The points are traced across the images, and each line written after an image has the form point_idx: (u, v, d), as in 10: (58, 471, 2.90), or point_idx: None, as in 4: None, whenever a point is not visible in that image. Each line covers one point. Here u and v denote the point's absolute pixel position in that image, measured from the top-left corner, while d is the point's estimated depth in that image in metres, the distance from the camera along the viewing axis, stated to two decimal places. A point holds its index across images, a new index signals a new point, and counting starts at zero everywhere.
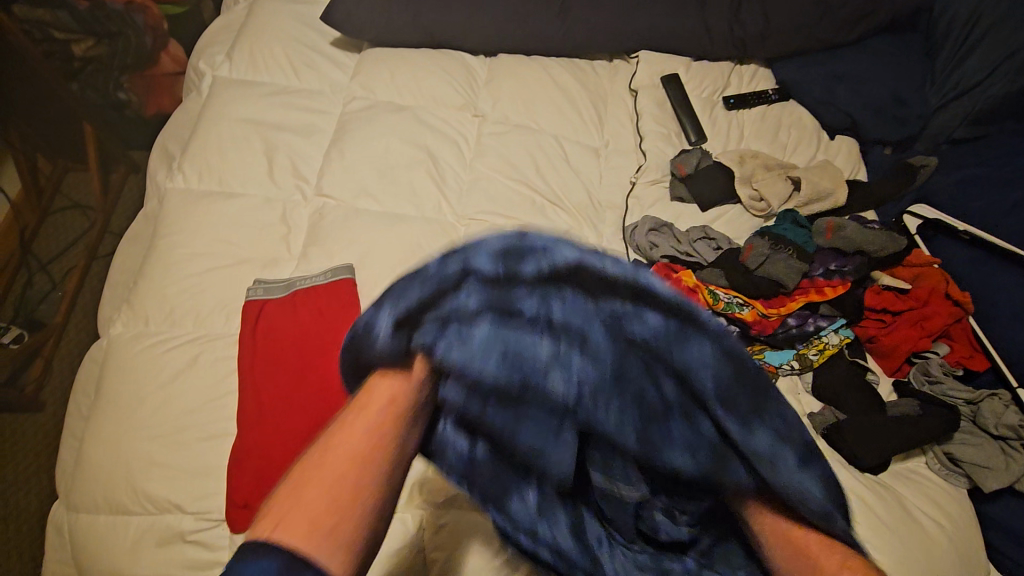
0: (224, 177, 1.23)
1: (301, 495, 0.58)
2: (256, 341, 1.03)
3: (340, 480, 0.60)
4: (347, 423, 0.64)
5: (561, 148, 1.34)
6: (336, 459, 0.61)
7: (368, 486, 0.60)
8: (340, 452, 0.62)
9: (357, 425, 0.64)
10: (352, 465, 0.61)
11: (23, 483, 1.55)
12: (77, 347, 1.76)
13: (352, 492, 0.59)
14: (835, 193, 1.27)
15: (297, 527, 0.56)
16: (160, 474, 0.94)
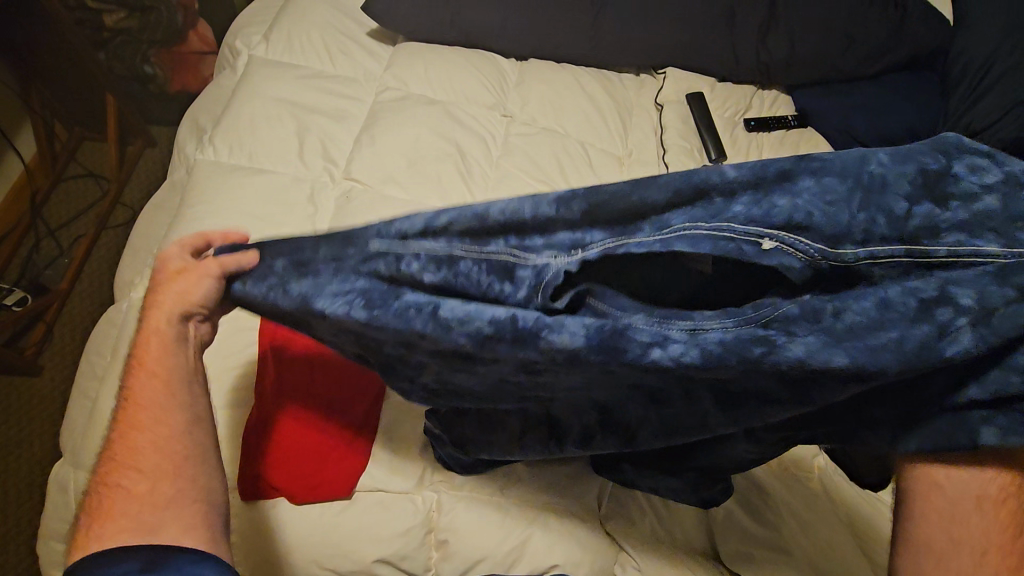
0: (254, 153, 1.25)
1: (126, 484, 0.63)
2: None
3: (151, 442, 0.65)
4: (142, 390, 0.67)
5: (586, 153, 1.37)
6: (142, 427, 0.66)
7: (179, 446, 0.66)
8: (140, 415, 0.66)
9: (139, 384, 0.67)
10: (161, 437, 0.66)
11: (15, 447, 1.53)
12: (80, 315, 1.74)
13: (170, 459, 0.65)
14: None
15: (122, 512, 0.62)
16: None
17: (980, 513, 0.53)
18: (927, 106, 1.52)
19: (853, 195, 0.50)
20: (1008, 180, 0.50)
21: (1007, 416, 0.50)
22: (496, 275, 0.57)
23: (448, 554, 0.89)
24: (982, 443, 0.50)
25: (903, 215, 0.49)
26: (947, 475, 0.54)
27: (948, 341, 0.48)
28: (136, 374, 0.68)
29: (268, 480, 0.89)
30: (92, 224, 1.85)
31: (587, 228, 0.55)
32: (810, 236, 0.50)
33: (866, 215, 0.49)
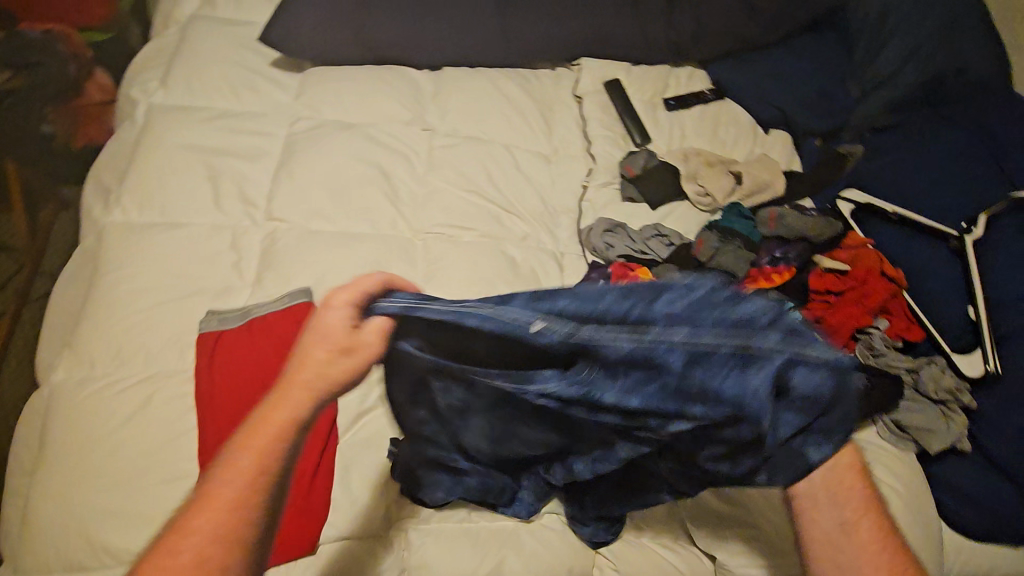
0: (167, 208, 1.19)
1: (194, 536, 0.57)
2: (214, 376, 0.99)
3: (239, 494, 0.59)
4: (249, 433, 0.62)
5: (512, 157, 1.36)
6: (238, 474, 0.60)
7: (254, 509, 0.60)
8: (238, 461, 0.60)
9: (259, 432, 0.62)
10: (240, 491, 0.60)
11: None
12: (11, 401, 1.64)
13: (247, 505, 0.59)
14: (773, 183, 1.34)
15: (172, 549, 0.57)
16: (119, 522, 0.89)
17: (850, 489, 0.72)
18: (835, 62, 1.56)
19: (605, 294, 0.63)
20: (700, 290, 0.63)
21: (801, 427, 0.66)
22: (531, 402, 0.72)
23: None
24: (786, 434, 0.65)
25: (646, 310, 0.62)
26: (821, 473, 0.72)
27: (721, 396, 0.61)
28: (244, 435, 0.62)
29: None
30: (9, 302, 1.74)
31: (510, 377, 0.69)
32: (560, 320, 0.61)
33: (611, 304, 0.62)
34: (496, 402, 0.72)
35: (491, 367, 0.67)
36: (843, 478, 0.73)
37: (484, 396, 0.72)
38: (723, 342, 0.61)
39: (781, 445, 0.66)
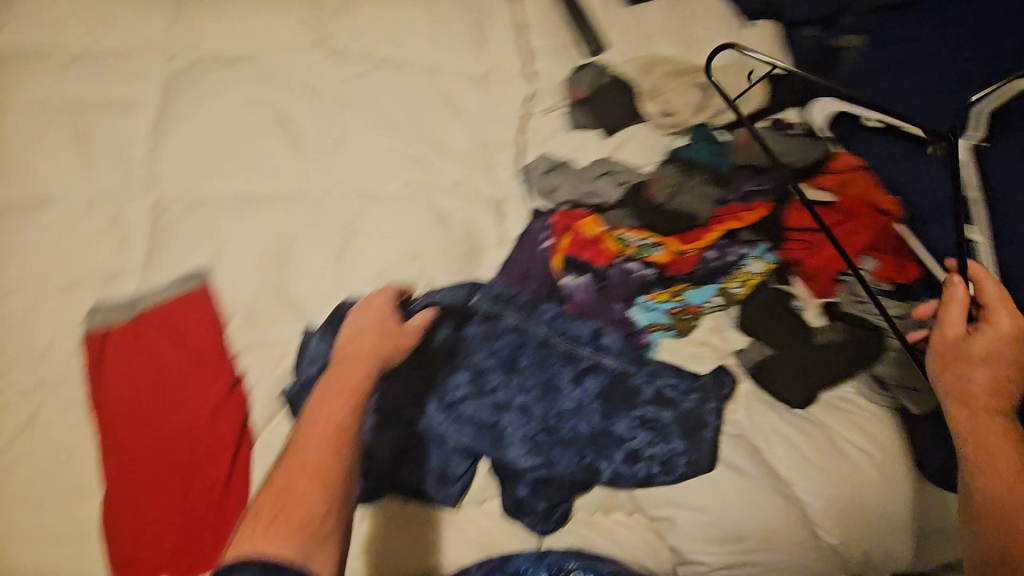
0: (26, 178, 0.99)
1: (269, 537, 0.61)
2: (111, 382, 0.88)
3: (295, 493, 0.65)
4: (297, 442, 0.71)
5: (438, 83, 1.13)
6: (309, 462, 0.68)
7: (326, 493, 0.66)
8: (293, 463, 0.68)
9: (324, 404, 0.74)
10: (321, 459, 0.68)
11: None
12: None
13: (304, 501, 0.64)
14: (752, 93, 1.09)
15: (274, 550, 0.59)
16: (17, 543, 0.83)
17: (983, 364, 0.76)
18: None
19: (552, 322, 0.93)
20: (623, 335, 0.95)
21: (696, 444, 0.85)
22: (500, 376, 0.88)
23: None
24: (665, 418, 0.88)
25: (577, 373, 0.90)
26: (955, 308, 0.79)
27: (626, 409, 0.88)
28: (307, 429, 0.72)
29: (144, 570, 0.80)
30: None
31: (482, 336, 0.91)
32: (512, 309, 0.93)
33: (554, 325, 0.93)
34: (481, 365, 0.89)
35: (534, 327, 0.92)
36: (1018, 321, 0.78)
37: (468, 349, 0.90)
38: (650, 401, 0.89)
39: (692, 435, 0.86)
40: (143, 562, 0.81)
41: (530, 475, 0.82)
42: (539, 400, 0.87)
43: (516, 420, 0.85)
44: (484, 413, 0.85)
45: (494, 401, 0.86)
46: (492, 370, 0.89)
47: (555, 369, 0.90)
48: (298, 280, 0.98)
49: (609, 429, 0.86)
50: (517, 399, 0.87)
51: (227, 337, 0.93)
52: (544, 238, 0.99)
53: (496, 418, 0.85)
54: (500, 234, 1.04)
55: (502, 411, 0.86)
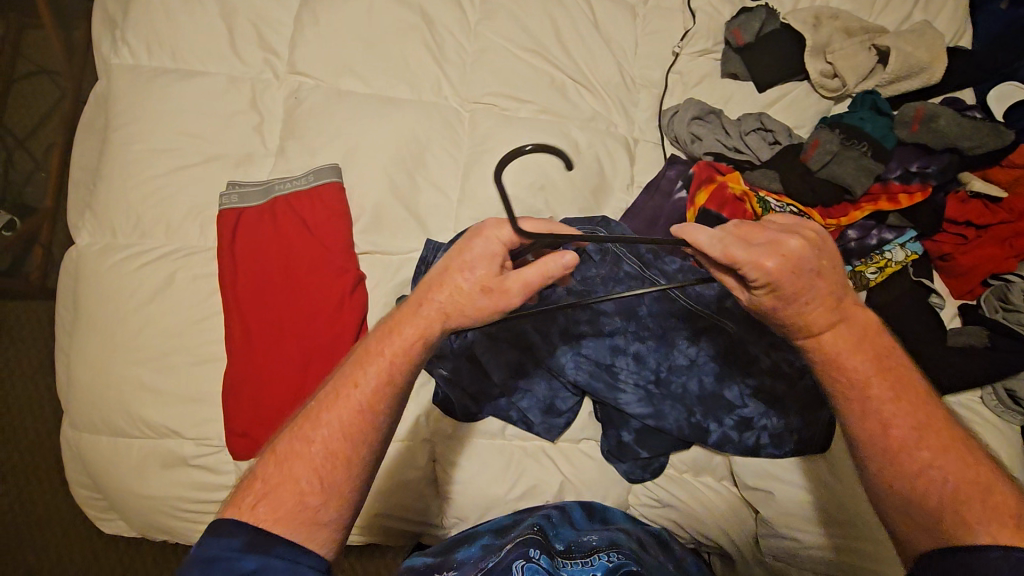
0: (178, 50, 1.01)
1: (278, 508, 0.59)
2: (240, 260, 0.91)
3: (317, 467, 0.61)
4: (344, 393, 0.64)
5: (588, 6, 1.06)
6: (348, 427, 0.62)
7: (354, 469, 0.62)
8: (332, 419, 0.62)
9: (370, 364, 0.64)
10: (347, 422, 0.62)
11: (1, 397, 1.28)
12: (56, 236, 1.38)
13: (331, 467, 0.61)
14: (931, 67, 0.99)
15: (287, 520, 0.58)
16: (152, 397, 0.89)
17: (851, 339, 0.63)
18: None
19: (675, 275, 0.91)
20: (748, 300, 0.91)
21: (811, 422, 0.82)
22: (617, 320, 0.88)
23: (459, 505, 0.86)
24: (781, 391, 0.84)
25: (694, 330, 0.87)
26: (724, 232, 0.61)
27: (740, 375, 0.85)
28: (352, 381, 0.64)
29: (257, 438, 0.86)
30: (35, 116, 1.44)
31: (604, 278, 0.91)
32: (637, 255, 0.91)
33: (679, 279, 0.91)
34: (600, 306, 0.88)
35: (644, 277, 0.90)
36: (794, 270, 0.59)
37: (589, 288, 0.90)
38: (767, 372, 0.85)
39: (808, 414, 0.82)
40: (258, 435, 0.86)
41: (636, 423, 0.83)
42: (653, 350, 0.86)
43: (629, 365, 0.85)
44: (597, 354, 0.86)
45: (609, 344, 0.86)
46: (609, 313, 0.88)
47: (672, 324, 0.87)
48: (424, 193, 0.98)
49: (719, 394, 0.84)
50: (631, 346, 0.86)
51: (352, 237, 0.94)
52: (681, 188, 0.97)
53: (608, 360, 0.86)
54: (631, 177, 1.03)
55: (615, 354, 0.86)
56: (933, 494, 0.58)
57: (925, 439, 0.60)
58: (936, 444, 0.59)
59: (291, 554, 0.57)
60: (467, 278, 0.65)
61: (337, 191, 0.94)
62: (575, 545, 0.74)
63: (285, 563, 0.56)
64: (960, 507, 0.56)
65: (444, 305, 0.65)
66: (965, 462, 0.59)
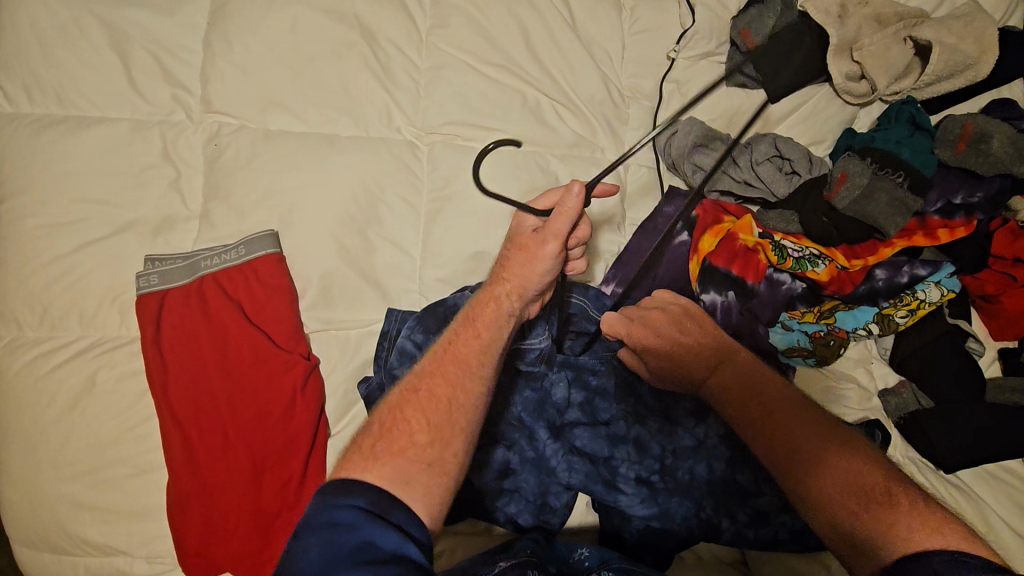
0: (68, 93, 0.82)
1: (391, 450, 0.56)
2: (168, 356, 0.77)
3: (427, 412, 0.60)
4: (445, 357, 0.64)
5: (563, 2, 0.87)
6: (466, 388, 0.62)
7: (455, 414, 0.60)
8: (451, 375, 0.62)
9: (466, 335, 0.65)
10: (440, 410, 0.60)
11: None
12: None
13: (448, 423, 0.59)
14: (978, 63, 0.82)
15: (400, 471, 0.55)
16: (92, 517, 0.79)
17: (735, 374, 0.67)
18: None
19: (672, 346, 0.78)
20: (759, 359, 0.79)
21: None
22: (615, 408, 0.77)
23: None
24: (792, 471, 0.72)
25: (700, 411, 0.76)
26: (617, 318, 0.71)
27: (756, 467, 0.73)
28: (452, 340, 0.65)
29: (215, 559, 0.76)
30: None
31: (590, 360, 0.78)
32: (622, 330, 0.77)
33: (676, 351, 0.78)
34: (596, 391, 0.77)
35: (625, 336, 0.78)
36: (681, 330, 0.71)
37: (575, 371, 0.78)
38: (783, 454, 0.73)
39: None
40: (213, 557, 0.76)
41: (638, 522, 0.74)
42: (656, 440, 0.75)
43: (627, 460, 0.74)
44: (592, 446, 0.75)
45: (606, 434, 0.76)
46: (604, 399, 0.77)
47: (674, 402, 0.76)
48: (381, 252, 0.83)
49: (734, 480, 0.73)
50: (631, 433, 0.75)
51: (299, 316, 0.80)
52: (681, 229, 0.83)
53: (603, 454, 0.75)
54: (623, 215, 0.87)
55: (612, 445, 0.75)
56: (828, 466, 0.55)
57: (811, 433, 0.58)
58: (810, 423, 0.59)
59: (409, 523, 0.51)
60: (544, 247, 0.66)
61: (273, 262, 0.79)
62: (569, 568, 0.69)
63: (399, 534, 0.49)
64: (845, 499, 0.53)
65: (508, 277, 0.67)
66: (846, 448, 0.56)
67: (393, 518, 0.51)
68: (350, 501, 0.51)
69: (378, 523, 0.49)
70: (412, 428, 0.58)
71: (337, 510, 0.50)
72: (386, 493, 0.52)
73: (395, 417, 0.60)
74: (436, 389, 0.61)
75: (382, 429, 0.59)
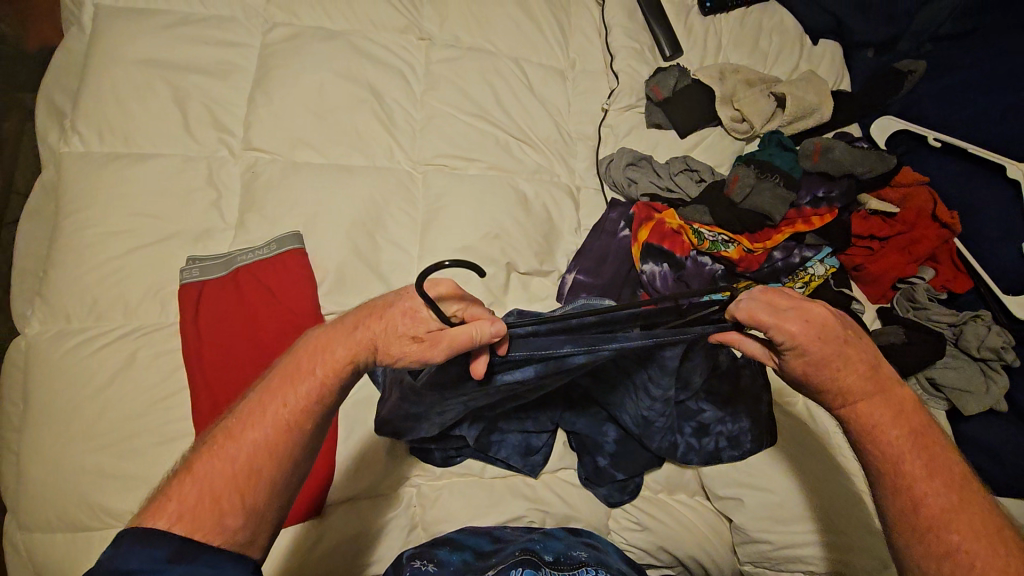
0: (131, 134, 1.04)
1: (185, 508, 0.59)
2: (203, 334, 0.91)
3: (229, 472, 0.60)
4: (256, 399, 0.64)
5: (523, 73, 1.18)
6: (270, 445, 0.62)
7: (261, 482, 0.61)
8: (252, 432, 0.62)
9: (282, 390, 0.64)
10: (252, 467, 0.61)
11: None
12: None
13: (252, 485, 0.61)
14: (820, 108, 1.15)
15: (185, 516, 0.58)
16: (113, 485, 0.85)
17: (889, 418, 0.61)
18: None
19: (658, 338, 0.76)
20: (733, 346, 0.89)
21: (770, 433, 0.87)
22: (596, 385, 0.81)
23: None
24: (737, 405, 0.85)
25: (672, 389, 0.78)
26: (768, 312, 0.60)
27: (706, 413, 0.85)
28: (271, 396, 0.64)
29: None
30: None
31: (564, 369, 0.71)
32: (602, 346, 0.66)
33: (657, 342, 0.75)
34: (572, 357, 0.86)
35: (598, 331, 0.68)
36: (826, 339, 0.60)
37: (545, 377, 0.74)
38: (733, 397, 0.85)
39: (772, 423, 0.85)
40: None
41: (609, 447, 0.86)
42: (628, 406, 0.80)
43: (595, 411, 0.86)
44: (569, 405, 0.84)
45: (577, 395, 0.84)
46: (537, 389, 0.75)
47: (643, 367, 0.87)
48: (386, 251, 1.02)
49: (686, 405, 0.86)
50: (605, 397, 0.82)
51: (317, 301, 0.96)
52: (624, 226, 1.07)
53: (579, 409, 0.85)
54: (577, 220, 1.11)
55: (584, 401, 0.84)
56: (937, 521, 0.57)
57: (941, 487, 0.58)
58: (959, 516, 0.57)
59: (213, 560, 0.57)
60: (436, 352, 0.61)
61: (298, 259, 0.96)
62: (564, 556, 0.76)
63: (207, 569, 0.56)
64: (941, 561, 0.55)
65: (355, 334, 0.65)
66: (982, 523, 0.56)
67: (201, 558, 0.56)
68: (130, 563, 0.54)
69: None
70: (213, 484, 0.60)
71: (124, 562, 0.54)
72: (189, 540, 0.57)
73: (204, 464, 0.61)
74: (247, 438, 0.62)
75: (189, 474, 0.61)
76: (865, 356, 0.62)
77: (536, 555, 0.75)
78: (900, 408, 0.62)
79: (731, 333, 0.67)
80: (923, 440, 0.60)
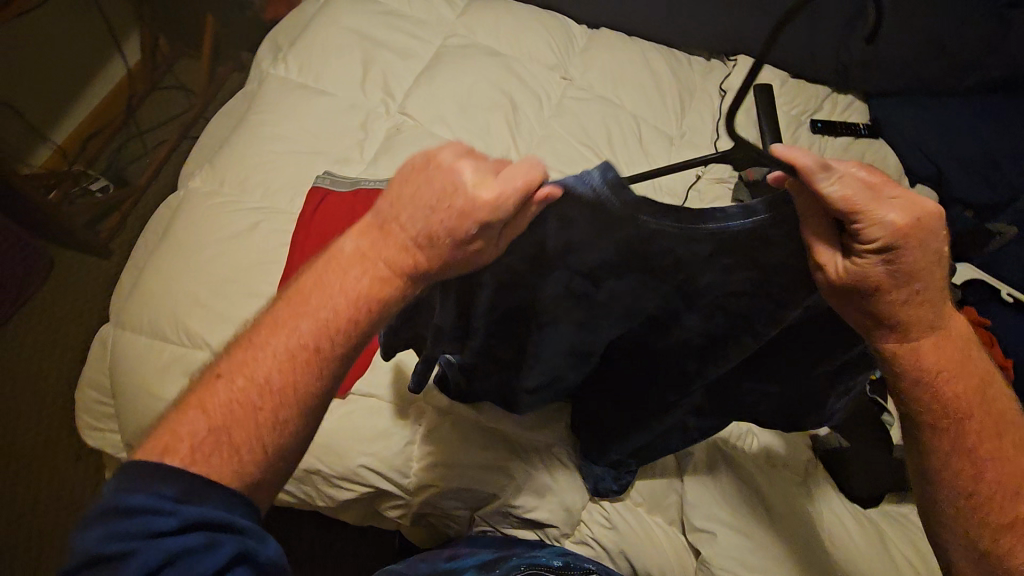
0: (321, 76, 1.31)
1: (200, 452, 0.54)
2: (313, 227, 1.09)
3: (243, 415, 0.56)
4: (273, 323, 0.61)
5: (638, 127, 1.36)
6: (287, 374, 0.58)
7: (279, 432, 0.57)
8: (265, 364, 0.58)
9: (299, 322, 0.60)
10: (271, 404, 0.57)
11: (71, 342, 1.65)
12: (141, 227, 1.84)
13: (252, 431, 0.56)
14: None
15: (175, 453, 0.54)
16: (200, 313, 1.03)
17: (951, 354, 0.64)
18: None
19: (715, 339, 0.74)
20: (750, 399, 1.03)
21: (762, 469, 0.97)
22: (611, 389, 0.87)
23: (428, 464, 0.94)
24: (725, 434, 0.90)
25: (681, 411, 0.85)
26: (851, 189, 0.54)
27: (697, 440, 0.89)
28: (296, 339, 0.60)
29: None
30: (173, 133, 1.98)
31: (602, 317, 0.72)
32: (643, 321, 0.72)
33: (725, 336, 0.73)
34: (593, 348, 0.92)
35: (561, 275, 0.66)
36: (933, 245, 0.56)
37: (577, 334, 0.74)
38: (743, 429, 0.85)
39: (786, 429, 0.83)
40: None
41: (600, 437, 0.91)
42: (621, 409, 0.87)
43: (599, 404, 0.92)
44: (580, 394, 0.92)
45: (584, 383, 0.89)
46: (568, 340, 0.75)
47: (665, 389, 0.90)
48: None
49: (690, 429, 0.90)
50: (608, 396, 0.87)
51: None
52: None
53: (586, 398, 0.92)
54: None
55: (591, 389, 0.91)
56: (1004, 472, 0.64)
57: (992, 427, 0.66)
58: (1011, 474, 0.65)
59: (228, 501, 0.52)
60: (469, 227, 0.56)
61: None
62: (573, 565, 0.80)
63: (222, 510, 0.52)
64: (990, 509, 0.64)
65: (401, 247, 0.60)
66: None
67: (215, 500, 0.52)
68: (144, 496, 0.50)
69: (177, 518, 0.49)
70: (221, 436, 0.55)
71: (128, 498, 0.50)
72: (202, 480, 0.52)
73: (211, 407, 0.56)
74: (256, 372, 0.58)
75: (193, 418, 0.56)
76: (942, 265, 0.58)
77: (543, 566, 0.78)
78: (961, 344, 0.65)
79: (801, 159, 0.53)
80: (971, 376, 0.65)
